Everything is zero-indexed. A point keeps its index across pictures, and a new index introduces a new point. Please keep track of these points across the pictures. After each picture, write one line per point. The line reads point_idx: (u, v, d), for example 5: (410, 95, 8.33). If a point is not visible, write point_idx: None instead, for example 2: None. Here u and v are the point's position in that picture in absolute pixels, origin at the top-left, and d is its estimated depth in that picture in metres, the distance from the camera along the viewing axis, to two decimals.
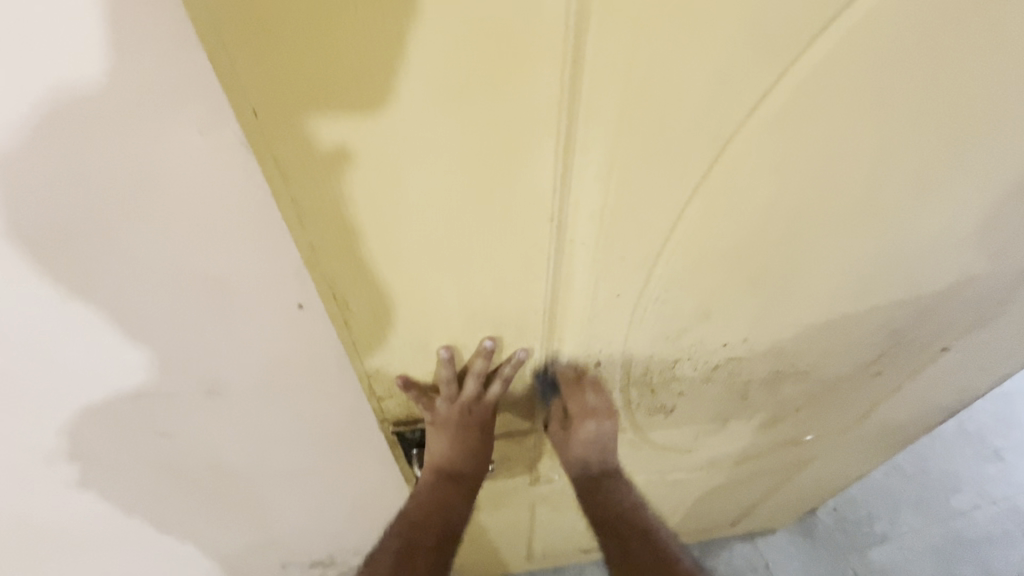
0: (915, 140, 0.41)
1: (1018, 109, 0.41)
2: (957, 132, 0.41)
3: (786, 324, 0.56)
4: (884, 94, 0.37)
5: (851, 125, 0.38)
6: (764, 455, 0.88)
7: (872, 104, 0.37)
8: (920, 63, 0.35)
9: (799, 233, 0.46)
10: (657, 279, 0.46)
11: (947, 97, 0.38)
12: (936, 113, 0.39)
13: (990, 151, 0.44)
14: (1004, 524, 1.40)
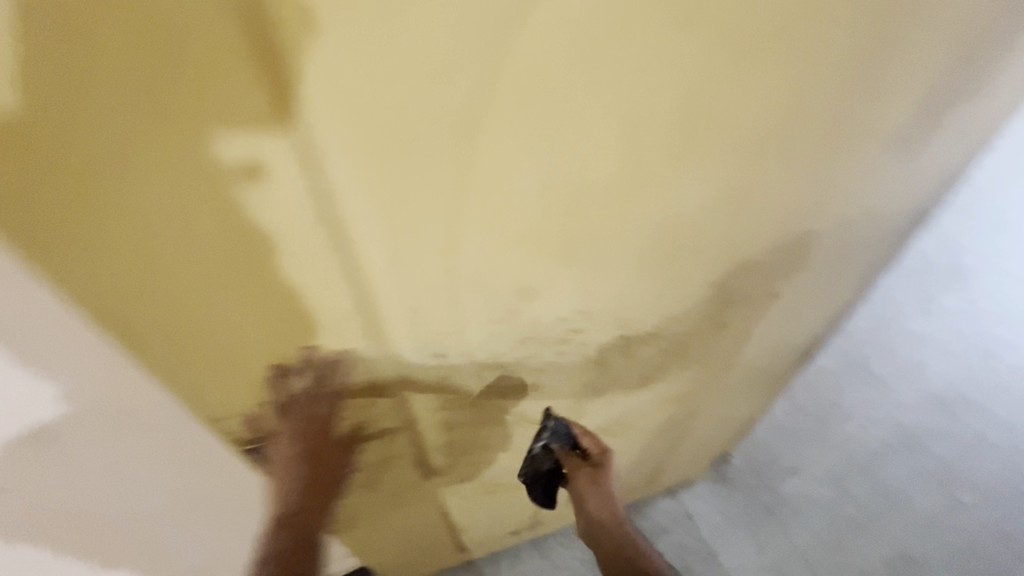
0: (671, 123, 0.42)
1: (766, 86, 0.43)
2: (715, 105, 0.43)
3: (617, 290, 0.59)
4: (618, 86, 0.38)
5: (599, 106, 0.39)
6: (648, 414, 0.94)
7: (612, 86, 0.38)
8: (645, 53, 0.36)
9: (593, 207, 0.48)
10: (463, 268, 0.48)
11: (693, 72, 0.39)
12: (686, 89, 0.40)
13: (752, 125, 0.46)
14: (887, 439, 1.56)
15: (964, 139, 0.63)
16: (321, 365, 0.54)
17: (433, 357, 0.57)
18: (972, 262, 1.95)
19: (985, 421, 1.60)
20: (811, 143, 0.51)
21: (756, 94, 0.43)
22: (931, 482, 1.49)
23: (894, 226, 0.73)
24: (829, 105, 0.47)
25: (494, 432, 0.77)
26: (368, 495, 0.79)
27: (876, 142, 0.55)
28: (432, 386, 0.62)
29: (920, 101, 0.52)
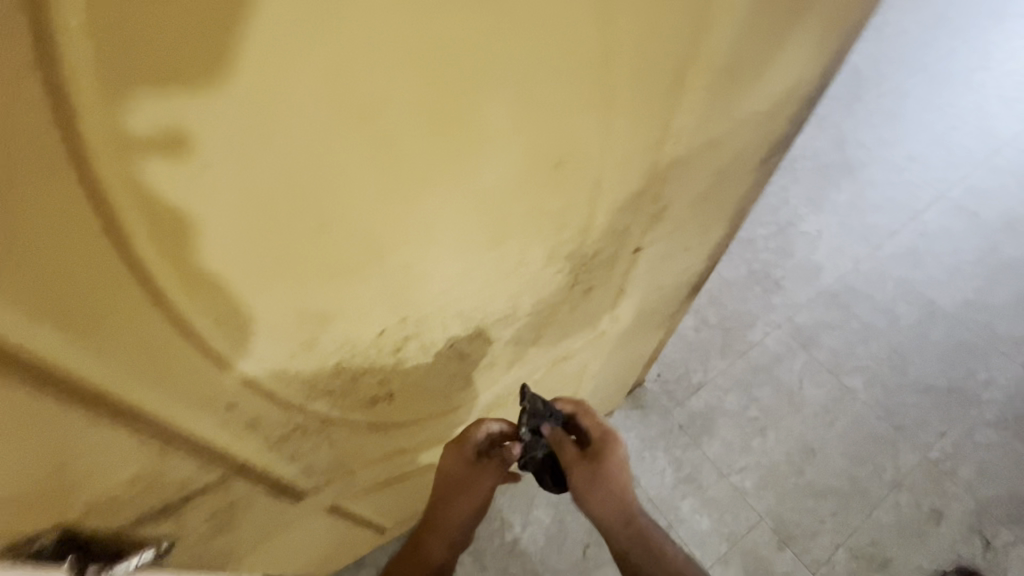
0: (420, 102, 0.33)
1: (534, 35, 0.33)
2: (476, 60, 0.32)
3: (446, 289, 0.50)
4: (305, 68, 0.28)
5: (297, 90, 0.28)
6: (538, 379, 0.89)
7: (299, 60, 0.27)
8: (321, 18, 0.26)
9: (365, 213, 0.37)
10: (197, 309, 0.36)
11: (421, 23, 0.29)
12: (421, 47, 0.30)
13: (539, 86, 0.37)
14: (787, 342, 1.65)
15: (814, 57, 0.54)
16: (70, 465, 0.41)
17: (225, 408, 0.46)
18: (861, 158, 2.02)
19: (872, 310, 1.71)
20: (635, 90, 0.42)
21: (527, 39, 0.33)
22: (824, 374, 1.60)
23: (761, 160, 0.66)
24: (636, 48, 0.38)
25: (360, 446, 0.69)
26: (229, 536, 0.70)
27: (714, 70, 0.45)
28: (246, 433, 0.51)
29: (752, 15, 0.43)
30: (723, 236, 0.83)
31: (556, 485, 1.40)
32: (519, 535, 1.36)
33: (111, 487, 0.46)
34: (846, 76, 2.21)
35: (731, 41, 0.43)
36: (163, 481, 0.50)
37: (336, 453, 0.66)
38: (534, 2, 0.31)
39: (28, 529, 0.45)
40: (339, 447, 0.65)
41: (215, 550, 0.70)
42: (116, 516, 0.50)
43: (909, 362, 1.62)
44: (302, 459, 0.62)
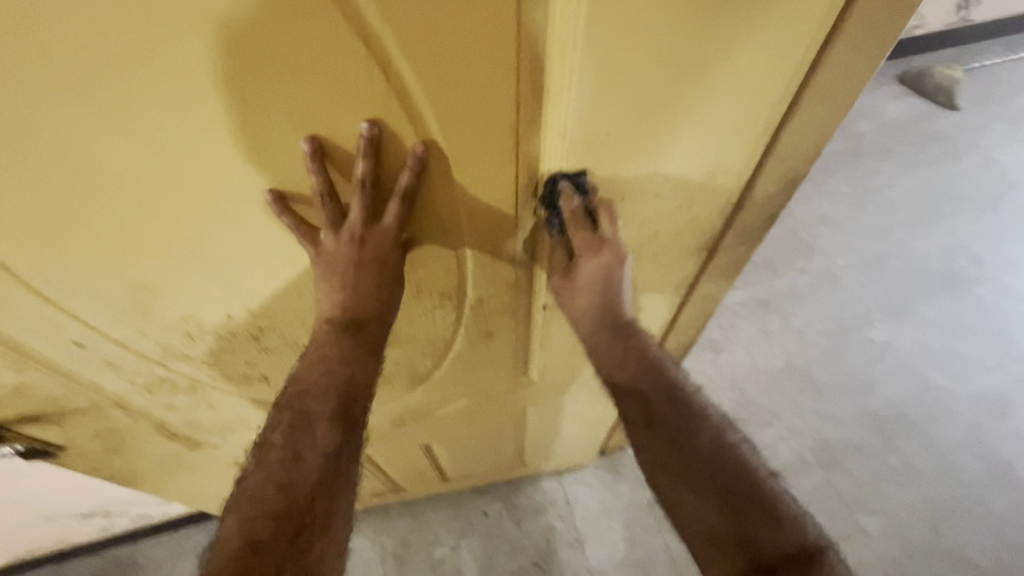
0: (192, 128, 0.35)
1: (310, 90, 0.34)
2: (230, 85, 0.33)
3: (290, 294, 0.52)
4: (57, 85, 0.31)
5: (31, 85, 0.31)
6: (460, 408, 0.86)
7: (20, 58, 0.29)
8: (57, 48, 0.29)
9: (157, 205, 0.40)
10: (14, 259, 0.41)
11: (147, 42, 0.30)
12: (157, 62, 0.31)
13: (335, 133, 0.37)
14: (803, 454, 1.45)
15: (744, 156, 0.46)
16: None
17: (76, 346, 0.51)
18: (971, 274, 1.72)
19: (924, 450, 1.45)
20: (465, 159, 0.40)
21: (289, 75, 0.33)
22: (836, 504, 1.39)
23: (704, 250, 0.58)
24: (451, 120, 0.37)
25: (248, 418, 0.72)
26: (129, 458, 0.77)
27: (567, 148, 0.40)
28: (108, 372, 0.56)
29: (607, 101, 0.37)
30: (680, 320, 0.75)
31: (500, 520, 1.35)
32: (447, 557, 1.33)
33: None
34: (983, 178, 1.89)
35: (582, 122, 0.38)
36: (32, 391, 0.56)
37: (222, 416, 0.70)
38: (300, 61, 0.32)
39: None
40: (223, 411, 0.69)
41: (117, 466, 0.77)
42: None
43: (950, 525, 1.36)
44: (184, 410, 0.67)
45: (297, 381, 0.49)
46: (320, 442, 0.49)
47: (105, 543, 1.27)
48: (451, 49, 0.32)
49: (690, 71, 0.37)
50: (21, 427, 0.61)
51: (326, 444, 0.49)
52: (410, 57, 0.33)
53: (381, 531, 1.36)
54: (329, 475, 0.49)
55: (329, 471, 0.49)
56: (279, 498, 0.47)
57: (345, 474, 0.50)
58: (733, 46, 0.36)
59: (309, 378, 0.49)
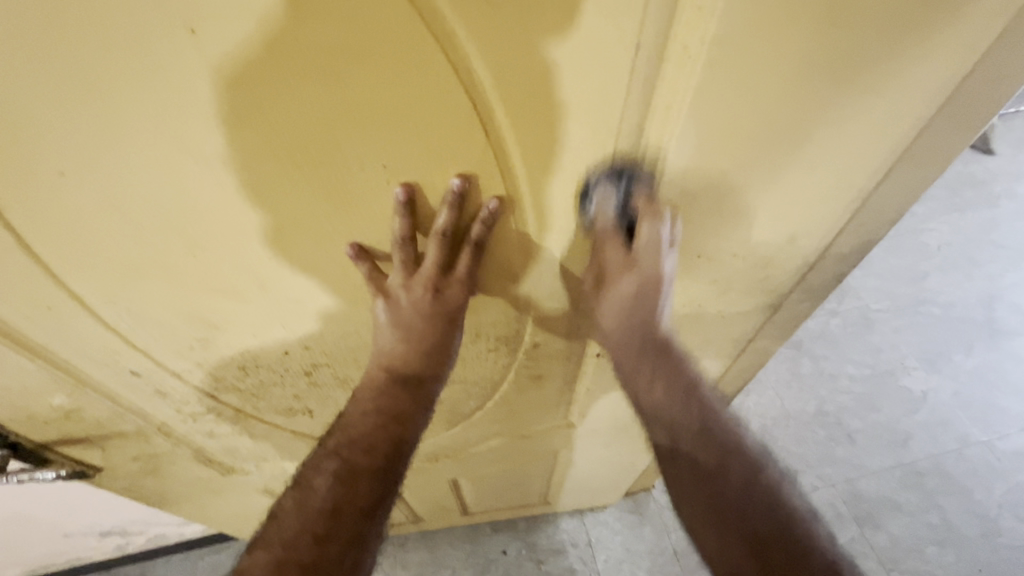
0: (281, 173, 0.35)
1: (407, 142, 0.34)
2: (330, 135, 0.33)
3: (347, 334, 0.51)
4: (165, 129, 0.31)
5: (140, 125, 0.31)
6: (494, 446, 0.84)
7: (134, 101, 0.30)
8: (175, 94, 0.30)
9: (237, 244, 0.39)
10: (93, 290, 0.41)
11: (259, 93, 0.30)
12: (265, 111, 0.31)
13: (424, 184, 0.37)
14: (836, 506, 1.40)
15: (831, 218, 0.45)
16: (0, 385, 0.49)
17: (132, 374, 0.50)
18: (1012, 325, 1.66)
19: (965, 510, 1.38)
20: (548, 213, 0.39)
21: (389, 127, 0.33)
22: (871, 563, 1.32)
23: (769, 305, 0.57)
24: (540, 176, 0.36)
25: (287, 448, 0.71)
26: (161, 482, 0.76)
27: (657, 205, 0.40)
28: (157, 400, 0.55)
29: (704, 162, 0.37)
30: (728, 371, 0.72)
31: (520, 559, 1.31)
32: None
33: (34, 405, 0.52)
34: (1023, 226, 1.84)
35: (676, 179, 0.38)
36: (81, 415, 0.55)
37: (261, 445, 0.69)
38: (401, 116, 0.32)
39: None
40: (263, 441, 0.68)
41: (148, 489, 0.76)
42: (43, 432, 0.57)
43: None
44: (225, 438, 0.66)
45: (350, 423, 0.48)
46: (361, 496, 0.47)
47: (119, 560, 1.25)
48: (557, 108, 0.32)
49: (793, 136, 0.36)
50: (63, 448, 0.61)
51: (367, 492, 0.47)
52: (515, 114, 0.32)
53: (396, 563, 1.32)
54: (364, 532, 0.47)
55: (364, 523, 0.47)
56: (309, 553, 0.44)
57: (379, 527, 0.48)
58: (839, 115, 0.35)
59: (362, 427, 0.48)
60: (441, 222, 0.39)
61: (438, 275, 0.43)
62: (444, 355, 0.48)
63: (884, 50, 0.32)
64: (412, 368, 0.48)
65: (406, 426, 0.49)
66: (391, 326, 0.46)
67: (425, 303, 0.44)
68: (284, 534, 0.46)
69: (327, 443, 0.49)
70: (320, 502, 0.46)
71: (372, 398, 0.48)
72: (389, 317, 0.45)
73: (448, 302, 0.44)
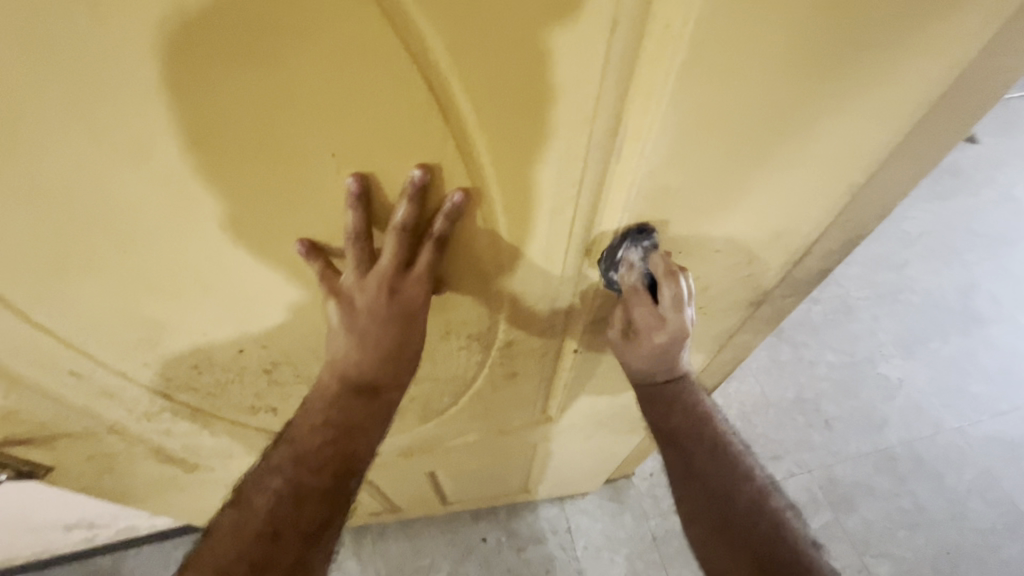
0: (218, 163, 0.31)
1: (360, 129, 0.30)
2: (270, 119, 0.29)
3: (308, 332, 0.48)
4: (76, 112, 0.27)
5: (45, 106, 0.27)
6: (471, 440, 0.82)
7: (34, 79, 0.26)
8: (84, 72, 0.26)
9: (174, 238, 0.36)
10: (13, 291, 0.37)
11: (180, 69, 0.26)
12: (190, 91, 0.27)
13: (382, 175, 0.33)
14: (812, 492, 1.42)
15: (817, 214, 0.42)
16: None
17: (71, 375, 0.47)
18: (987, 313, 1.68)
19: (936, 494, 1.42)
20: (520, 208, 0.36)
21: (336, 112, 0.29)
22: (845, 546, 1.35)
23: (752, 301, 0.55)
24: (509, 168, 0.33)
25: (252, 446, 0.68)
26: (121, 480, 0.72)
27: (635, 200, 0.37)
28: (104, 401, 0.52)
29: (686, 155, 0.34)
30: (709, 365, 0.71)
31: (500, 547, 1.31)
32: None
33: None
34: (1002, 214, 1.86)
35: (658, 173, 0.35)
36: (21, 417, 0.51)
37: (225, 443, 0.66)
38: (351, 99, 0.29)
39: None
40: (225, 439, 0.65)
41: (107, 488, 0.73)
42: None
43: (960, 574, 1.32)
44: (184, 437, 0.63)
45: (298, 438, 0.46)
46: (304, 519, 0.47)
47: (88, 552, 1.22)
48: (523, 94, 0.29)
49: (780, 128, 0.34)
50: (7, 450, 0.57)
51: (311, 512, 0.47)
52: (479, 99, 0.29)
53: (376, 551, 1.31)
54: (308, 552, 0.48)
55: (307, 542, 0.48)
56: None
57: (326, 543, 0.49)
58: (829, 106, 0.33)
59: (308, 445, 0.46)
60: (400, 216, 0.36)
61: (396, 275, 0.39)
62: (405, 360, 0.45)
63: (880, 34, 0.29)
64: (367, 375, 0.45)
65: (357, 443, 0.47)
66: (345, 329, 0.42)
67: (381, 304, 0.41)
68: (225, 556, 0.46)
69: (272, 458, 0.48)
70: (260, 524, 0.47)
71: (321, 411, 0.46)
72: (344, 320, 0.42)
73: (407, 304, 0.41)
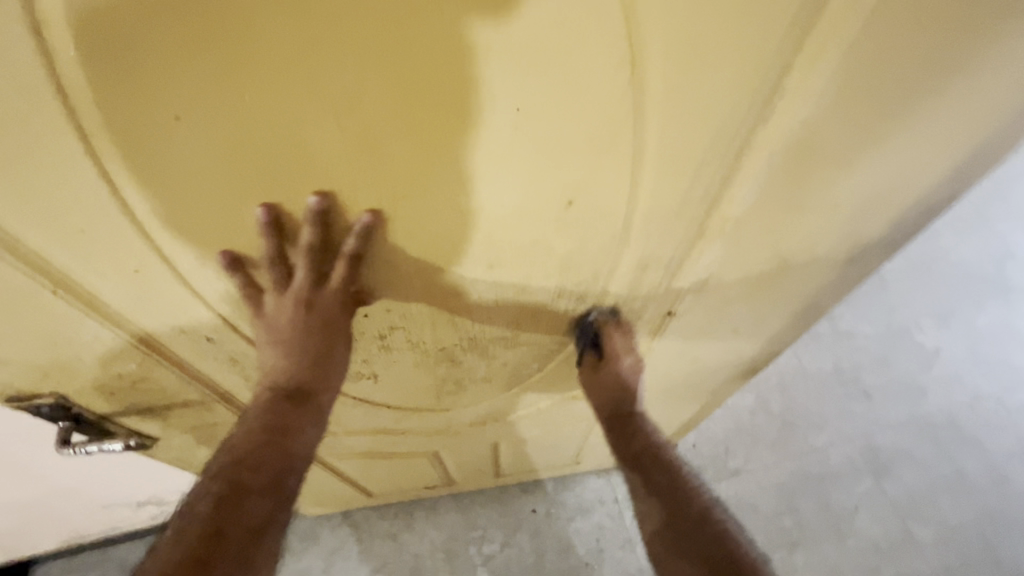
0: (414, 137, 0.32)
1: (557, 95, 0.31)
2: (472, 79, 0.29)
3: (438, 298, 0.49)
4: (308, 85, 0.28)
5: (267, 66, 0.27)
6: (542, 406, 0.85)
7: (285, 50, 0.27)
8: (332, 46, 0.27)
9: (343, 203, 0.36)
10: (181, 257, 0.38)
11: (414, 40, 0.27)
12: (415, 59, 0.28)
13: (562, 143, 0.34)
14: (853, 460, 1.44)
15: (938, 163, 0.44)
16: (79, 356, 0.47)
17: (206, 341, 0.49)
18: (1022, 282, 1.68)
19: (977, 461, 1.43)
20: (672, 168, 0.38)
21: (544, 78, 0.30)
22: (888, 512, 1.38)
23: (848, 261, 0.56)
24: (678, 129, 0.35)
25: (345, 410, 0.71)
26: (215, 452, 0.75)
27: (779, 155, 0.39)
28: (226, 369, 0.54)
29: (841, 108, 0.36)
30: (785, 331, 0.72)
31: (549, 517, 1.35)
32: (495, 553, 1.32)
33: (101, 375, 0.51)
34: None
35: (812, 126, 0.37)
36: (148, 384, 0.54)
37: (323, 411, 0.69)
38: (562, 67, 0.30)
39: (39, 396, 0.51)
40: None
41: (199, 459, 0.76)
42: (110, 402, 0.55)
43: (1005, 538, 1.34)
44: None
45: (245, 432, 0.49)
46: (250, 507, 0.48)
47: (153, 529, 1.26)
48: (708, 46, 0.30)
49: (935, 77, 0.36)
50: (125, 420, 0.59)
51: (260, 499, 0.48)
52: (669, 55, 0.30)
53: (428, 524, 1.35)
54: (258, 538, 0.48)
55: (260, 527, 0.48)
56: (203, 557, 0.44)
57: (275, 532, 0.49)
58: (981, 54, 0.35)
59: (251, 437, 0.49)
60: (304, 239, 0.39)
61: (312, 288, 0.44)
62: (328, 368, 0.49)
63: None
64: (298, 380, 0.49)
65: (293, 440, 0.51)
66: (268, 338, 0.47)
67: (299, 317, 0.45)
68: (168, 561, 0.45)
69: (220, 451, 0.50)
70: (210, 509, 0.47)
71: (259, 418, 0.49)
72: (266, 331, 0.47)
73: (323, 314, 0.45)
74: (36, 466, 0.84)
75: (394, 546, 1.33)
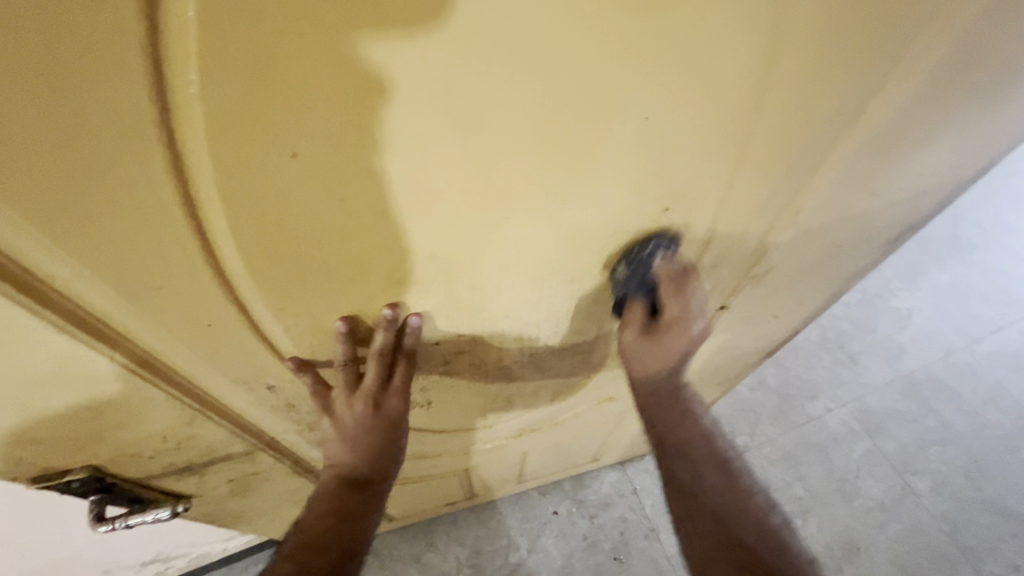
0: (538, 153, 0.30)
1: (690, 98, 0.30)
2: (612, 89, 0.28)
3: (514, 316, 0.47)
4: (447, 111, 0.26)
5: (403, 89, 0.24)
6: (576, 410, 0.84)
7: (431, 79, 0.24)
8: (480, 68, 0.24)
9: (445, 228, 0.34)
10: (260, 298, 0.35)
11: (568, 54, 0.25)
12: (565, 75, 0.26)
13: (681, 147, 0.33)
14: (849, 423, 1.51)
15: (983, 137, 0.46)
16: (127, 421, 0.42)
17: (269, 384, 0.45)
18: (974, 239, 1.80)
19: (957, 411, 1.53)
20: (772, 160, 0.38)
21: (683, 83, 0.29)
22: (887, 469, 1.46)
23: (885, 238, 0.58)
24: (788, 121, 0.34)
25: None
26: (248, 502, 0.69)
27: (865, 142, 0.39)
28: (282, 408, 0.50)
29: (930, 94, 0.37)
30: (812, 311, 0.74)
31: (572, 516, 1.34)
32: (523, 560, 1.30)
33: (142, 439, 0.45)
34: None
35: (903, 111, 0.37)
36: (193, 442, 0.49)
37: None
38: (705, 70, 0.28)
39: (77, 470, 0.46)
40: None
41: (229, 512, 0.70)
42: (152, 465, 0.50)
43: (992, 479, 1.44)
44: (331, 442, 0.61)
45: (312, 522, 0.50)
46: None
47: None
48: (841, 33, 0.29)
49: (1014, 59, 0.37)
50: (161, 482, 0.54)
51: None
52: (801, 50, 0.29)
53: (451, 541, 1.32)
54: None
55: None
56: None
57: None
58: None
59: (319, 525, 0.50)
60: (378, 343, 0.42)
61: (379, 389, 0.47)
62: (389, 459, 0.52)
63: None
64: (363, 469, 0.52)
65: (357, 530, 0.51)
66: (335, 433, 0.50)
67: (366, 418, 0.49)
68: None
69: (287, 544, 0.50)
70: None
71: (327, 506, 0.50)
72: (335, 429, 0.49)
73: (387, 412, 0.49)
74: (35, 541, 0.75)
75: (419, 568, 1.29)
